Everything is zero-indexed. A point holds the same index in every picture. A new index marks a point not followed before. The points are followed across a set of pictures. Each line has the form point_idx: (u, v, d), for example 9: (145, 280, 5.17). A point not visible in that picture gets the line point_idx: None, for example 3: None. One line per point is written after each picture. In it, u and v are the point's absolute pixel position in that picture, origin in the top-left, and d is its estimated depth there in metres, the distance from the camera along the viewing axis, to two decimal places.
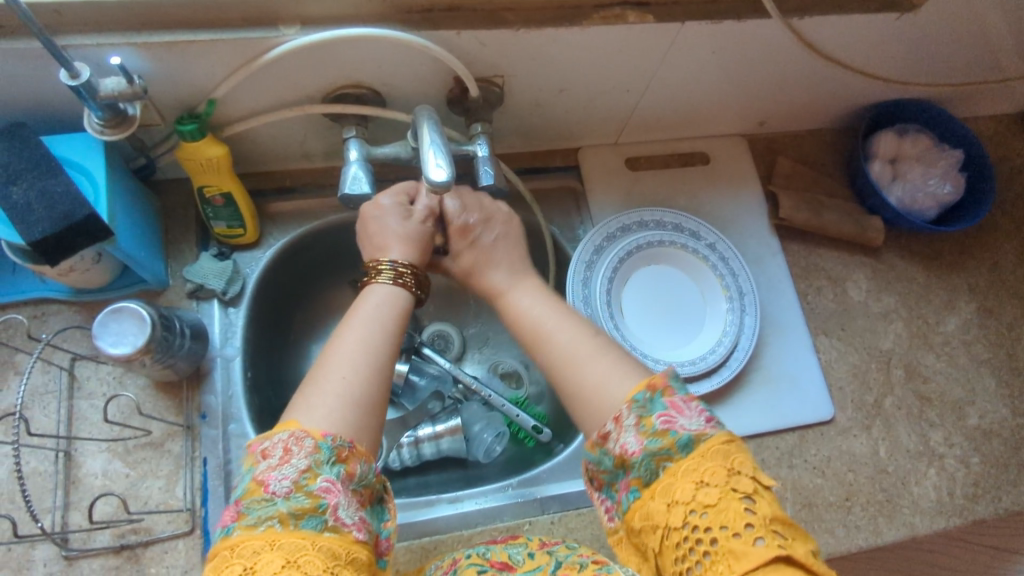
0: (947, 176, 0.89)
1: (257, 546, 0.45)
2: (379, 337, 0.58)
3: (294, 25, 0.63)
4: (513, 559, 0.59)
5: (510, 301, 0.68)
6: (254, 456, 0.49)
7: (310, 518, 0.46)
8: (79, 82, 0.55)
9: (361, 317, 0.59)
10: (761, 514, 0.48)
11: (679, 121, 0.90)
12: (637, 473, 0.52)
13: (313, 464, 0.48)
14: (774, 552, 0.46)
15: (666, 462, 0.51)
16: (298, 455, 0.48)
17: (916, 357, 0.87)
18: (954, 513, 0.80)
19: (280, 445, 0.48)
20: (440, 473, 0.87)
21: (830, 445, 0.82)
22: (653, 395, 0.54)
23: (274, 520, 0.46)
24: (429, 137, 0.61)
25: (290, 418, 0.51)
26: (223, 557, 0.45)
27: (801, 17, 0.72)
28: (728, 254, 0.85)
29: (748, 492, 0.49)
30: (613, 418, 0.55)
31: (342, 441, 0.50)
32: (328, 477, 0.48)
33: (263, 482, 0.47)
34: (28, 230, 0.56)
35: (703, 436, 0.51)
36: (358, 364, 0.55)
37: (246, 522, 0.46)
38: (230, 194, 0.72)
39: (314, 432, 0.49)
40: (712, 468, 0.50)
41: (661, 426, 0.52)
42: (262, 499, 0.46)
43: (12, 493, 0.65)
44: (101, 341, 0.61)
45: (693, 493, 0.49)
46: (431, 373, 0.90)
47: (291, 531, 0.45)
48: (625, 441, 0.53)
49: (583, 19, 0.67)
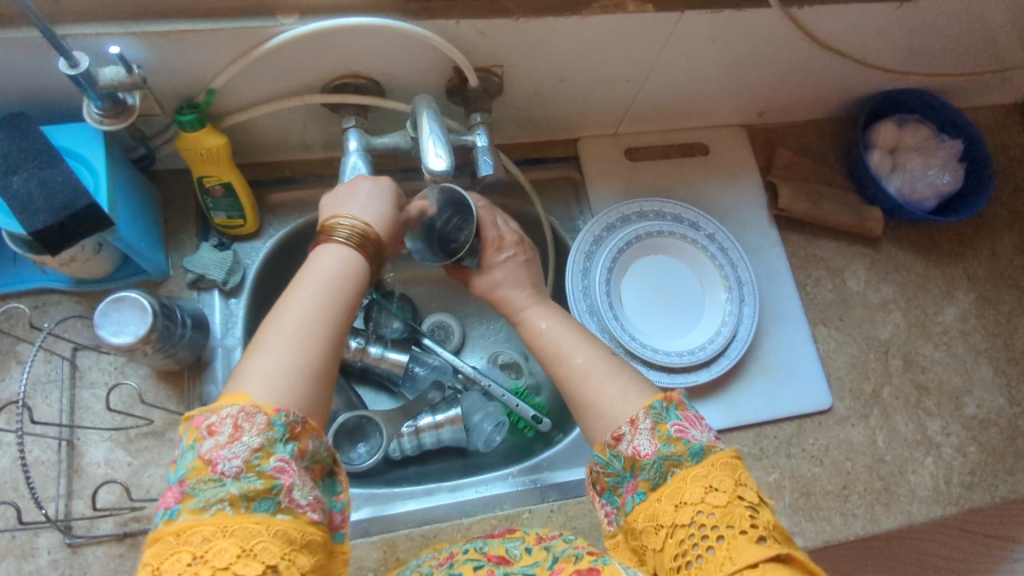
0: (946, 166, 0.89)
1: (208, 532, 0.44)
2: (335, 300, 0.56)
3: (293, 15, 0.62)
4: (510, 553, 0.59)
5: (528, 317, 0.70)
6: (197, 432, 0.47)
7: (262, 501, 0.45)
8: (78, 72, 0.55)
9: (311, 279, 0.57)
10: (764, 521, 0.50)
11: (678, 112, 0.90)
12: (645, 475, 0.54)
13: (267, 442, 0.47)
14: (775, 551, 0.48)
15: (676, 467, 0.53)
16: (249, 432, 0.46)
17: (914, 347, 0.88)
18: (950, 501, 0.81)
19: (228, 421, 0.47)
20: (440, 463, 0.87)
21: (828, 435, 0.82)
22: (668, 406, 0.56)
23: (224, 503, 0.45)
24: (429, 127, 0.60)
25: (238, 389, 0.49)
26: (167, 543, 0.44)
27: (801, 6, 0.72)
28: (727, 244, 0.86)
29: (753, 502, 0.51)
30: (629, 419, 0.56)
31: (294, 416, 0.48)
32: (283, 456, 0.47)
33: (210, 461, 0.46)
34: (28, 220, 0.56)
35: (713, 448, 0.54)
36: (311, 332, 0.53)
37: (192, 505, 0.44)
38: (230, 184, 0.72)
39: (266, 408, 0.48)
40: (720, 476, 0.52)
41: (675, 433, 0.54)
42: (210, 480, 0.45)
43: (16, 481, 0.66)
44: (103, 330, 0.62)
45: (702, 495, 0.51)
46: (431, 364, 0.91)
47: (242, 515, 0.45)
48: (639, 443, 0.54)
49: (583, 8, 0.67)
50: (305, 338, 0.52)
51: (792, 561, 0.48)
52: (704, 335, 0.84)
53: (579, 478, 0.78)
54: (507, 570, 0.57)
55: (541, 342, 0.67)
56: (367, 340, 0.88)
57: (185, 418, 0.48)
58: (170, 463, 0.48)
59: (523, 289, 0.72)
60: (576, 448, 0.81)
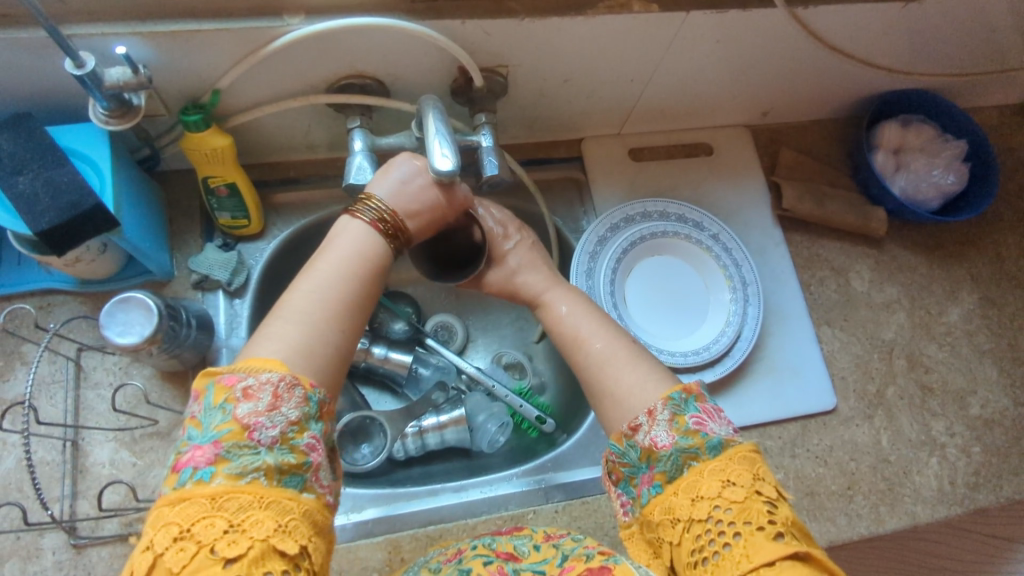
0: (950, 167, 0.89)
1: (244, 501, 0.43)
2: (361, 277, 0.57)
3: (299, 15, 0.62)
4: (519, 551, 0.59)
5: (549, 299, 0.70)
6: (232, 394, 0.46)
7: (293, 475, 0.46)
8: (84, 72, 0.55)
9: (339, 250, 0.58)
10: (782, 517, 0.50)
11: (682, 112, 0.90)
12: (662, 468, 0.54)
13: (303, 417, 0.47)
14: (793, 548, 0.48)
15: (693, 460, 0.53)
16: (288, 404, 0.47)
17: (919, 348, 0.88)
18: (955, 502, 0.80)
19: (268, 388, 0.47)
20: (444, 463, 0.87)
21: (832, 435, 0.82)
22: (687, 398, 0.56)
23: (259, 472, 0.44)
24: (434, 126, 0.60)
25: (273, 356, 0.49)
26: (198, 506, 0.43)
27: (806, 6, 0.72)
28: (731, 244, 0.86)
29: (771, 498, 0.51)
30: (646, 410, 0.56)
31: (324, 395, 0.50)
32: (314, 434, 0.48)
33: (248, 426, 0.45)
34: (35, 220, 0.56)
35: (731, 442, 0.54)
36: (338, 306, 0.54)
37: (229, 470, 0.44)
38: (235, 184, 0.72)
39: (304, 381, 0.48)
40: (738, 470, 0.52)
41: (693, 426, 0.54)
42: (246, 446, 0.45)
43: (20, 482, 0.66)
44: (108, 331, 0.61)
45: (719, 490, 0.51)
46: (435, 364, 0.91)
47: (275, 486, 0.44)
48: (656, 435, 0.54)
49: (588, 9, 0.67)
50: (332, 310, 0.53)
51: (810, 559, 0.48)
52: (709, 335, 0.84)
53: (584, 479, 0.78)
54: (518, 567, 0.57)
55: (558, 327, 0.67)
56: (371, 340, 0.88)
57: (215, 375, 0.48)
58: (191, 421, 0.46)
59: (539, 273, 0.72)
60: (580, 449, 0.81)
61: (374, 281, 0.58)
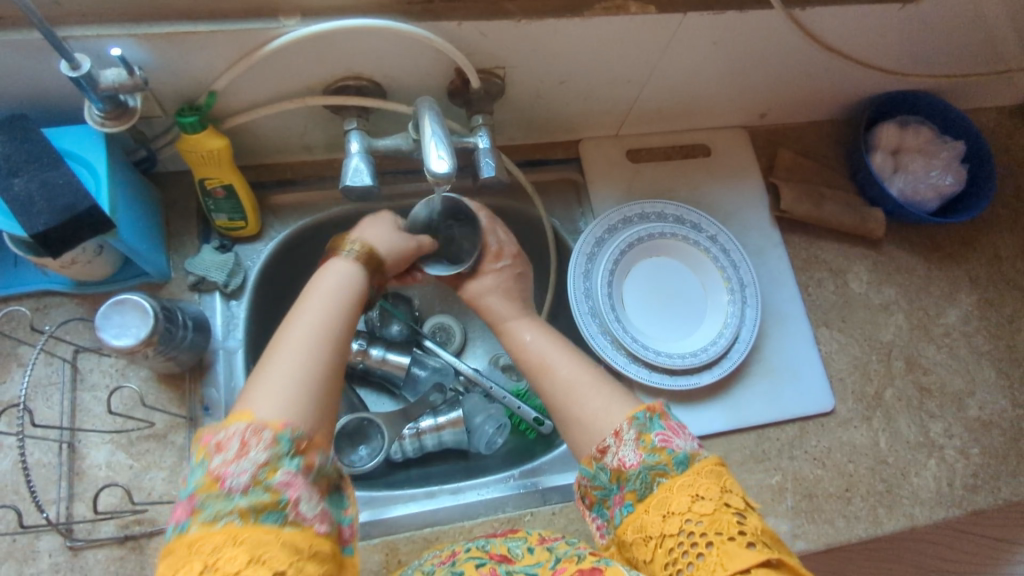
0: (948, 167, 0.89)
1: (219, 543, 0.43)
2: (343, 311, 0.59)
3: (295, 17, 0.62)
4: (512, 553, 0.59)
5: (511, 329, 0.71)
6: (207, 449, 0.47)
7: (270, 513, 0.45)
8: (79, 74, 0.54)
9: (314, 298, 0.59)
10: (752, 526, 0.50)
11: (679, 113, 0.90)
12: (632, 486, 0.54)
13: (273, 457, 0.46)
14: (765, 556, 0.47)
15: (661, 477, 0.53)
16: (256, 448, 0.46)
17: (917, 349, 0.88)
18: (953, 504, 0.80)
19: (236, 437, 0.47)
20: (442, 465, 0.87)
21: (830, 437, 0.82)
22: (652, 416, 0.57)
23: (234, 515, 0.44)
24: (430, 129, 0.60)
25: (245, 409, 0.49)
26: (179, 555, 0.43)
27: (803, 8, 0.73)
28: (728, 245, 0.86)
29: (741, 507, 0.51)
30: (613, 432, 0.57)
31: (300, 432, 0.49)
32: (289, 471, 0.47)
33: (219, 476, 0.45)
34: (30, 222, 0.56)
35: (697, 456, 0.54)
36: (313, 349, 0.54)
37: (203, 518, 0.44)
38: (231, 186, 0.72)
39: (272, 424, 0.48)
40: (706, 484, 0.52)
41: (659, 444, 0.55)
42: (219, 494, 0.45)
43: (16, 484, 0.66)
44: (104, 333, 0.61)
45: (689, 504, 0.51)
46: (432, 366, 0.91)
47: (251, 525, 0.44)
48: (624, 455, 0.55)
49: (585, 10, 0.67)
50: (305, 353, 0.54)
51: (782, 565, 0.48)
52: (707, 337, 0.84)
53: None
54: (510, 569, 0.56)
55: (523, 354, 0.68)
56: (369, 341, 0.88)
57: (195, 437, 0.49)
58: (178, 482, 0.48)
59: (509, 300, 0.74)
60: None
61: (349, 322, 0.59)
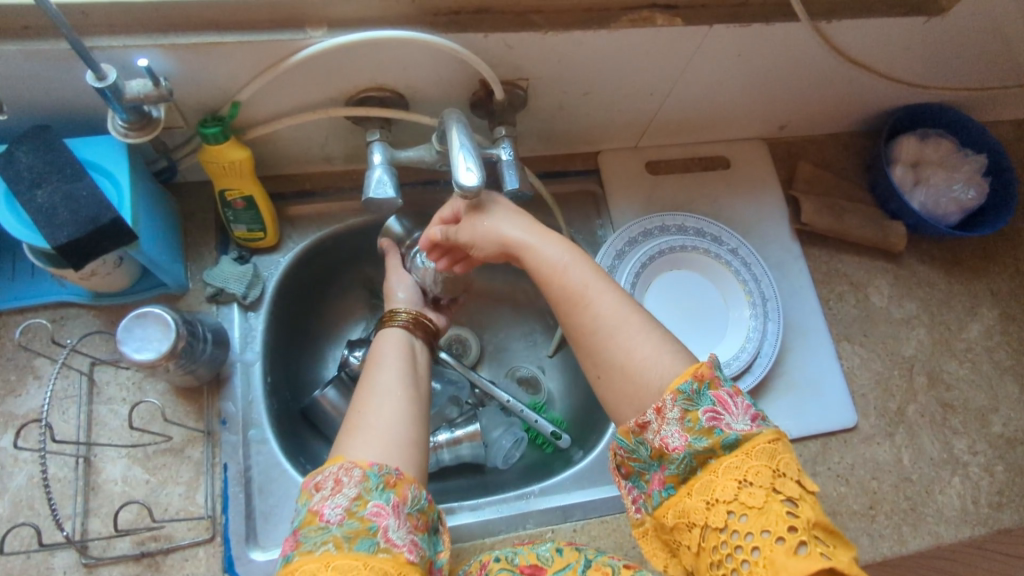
0: (970, 181, 0.88)
1: (310, 568, 0.47)
2: (412, 371, 0.62)
3: (321, 28, 0.62)
4: (542, 559, 0.61)
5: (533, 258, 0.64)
6: (309, 491, 0.52)
7: (363, 540, 0.48)
8: (105, 84, 0.54)
9: (387, 360, 0.62)
10: (804, 519, 0.47)
11: (700, 125, 0.89)
12: (674, 470, 0.52)
13: (364, 491, 0.50)
14: (818, 561, 0.44)
15: (707, 458, 0.50)
16: (349, 484, 0.50)
17: (940, 364, 0.86)
18: (978, 522, 0.79)
19: (331, 476, 0.51)
20: (458, 480, 0.85)
21: (854, 453, 0.81)
22: (700, 387, 0.52)
23: (329, 545, 0.48)
24: (459, 140, 0.59)
25: (337, 453, 0.53)
26: None
27: (829, 21, 0.72)
28: (750, 259, 0.85)
29: (793, 495, 0.48)
30: (654, 407, 0.53)
31: (388, 468, 0.52)
32: (379, 503, 0.50)
33: (318, 512, 0.50)
34: (53, 234, 0.55)
35: (749, 435, 0.50)
36: (401, 408, 0.56)
37: (303, 549, 0.48)
38: (252, 198, 0.72)
39: (361, 462, 0.51)
40: (757, 467, 0.49)
41: (707, 423, 0.51)
42: (318, 528, 0.49)
43: (32, 500, 0.64)
44: (125, 346, 0.60)
45: (735, 492, 0.48)
46: (449, 377, 0.88)
47: (344, 553, 0.48)
48: (667, 436, 0.52)
49: (612, 22, 0.67)
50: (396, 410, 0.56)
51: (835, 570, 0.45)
52: (729, 351, 0.82)
53: (604, 496, 0.76)
54: None
55: (564, 275, 0.61)
56: None
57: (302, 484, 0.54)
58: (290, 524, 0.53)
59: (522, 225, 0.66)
60: (601, 468, 0.79)
61: (420, 379, 0.62)
